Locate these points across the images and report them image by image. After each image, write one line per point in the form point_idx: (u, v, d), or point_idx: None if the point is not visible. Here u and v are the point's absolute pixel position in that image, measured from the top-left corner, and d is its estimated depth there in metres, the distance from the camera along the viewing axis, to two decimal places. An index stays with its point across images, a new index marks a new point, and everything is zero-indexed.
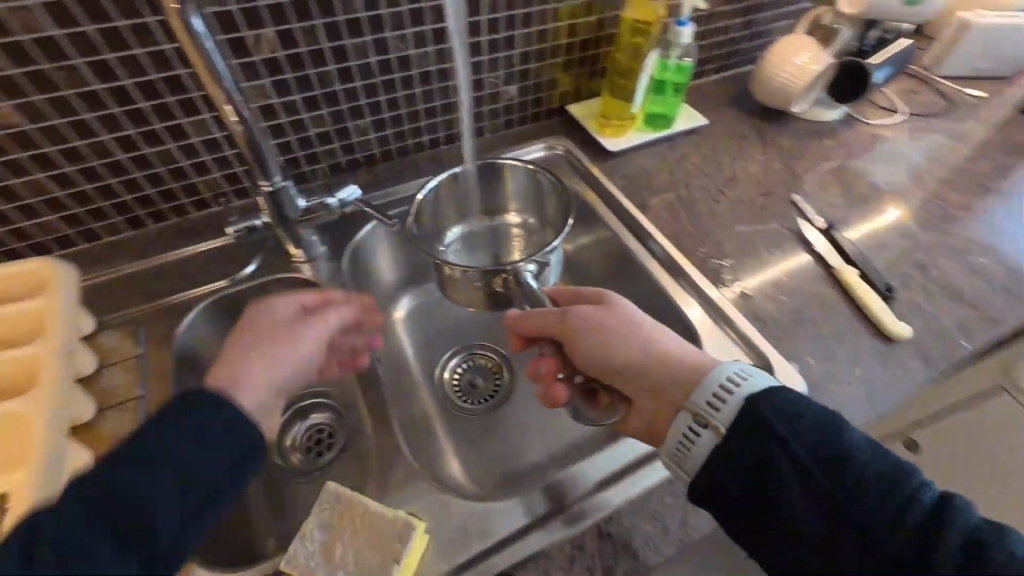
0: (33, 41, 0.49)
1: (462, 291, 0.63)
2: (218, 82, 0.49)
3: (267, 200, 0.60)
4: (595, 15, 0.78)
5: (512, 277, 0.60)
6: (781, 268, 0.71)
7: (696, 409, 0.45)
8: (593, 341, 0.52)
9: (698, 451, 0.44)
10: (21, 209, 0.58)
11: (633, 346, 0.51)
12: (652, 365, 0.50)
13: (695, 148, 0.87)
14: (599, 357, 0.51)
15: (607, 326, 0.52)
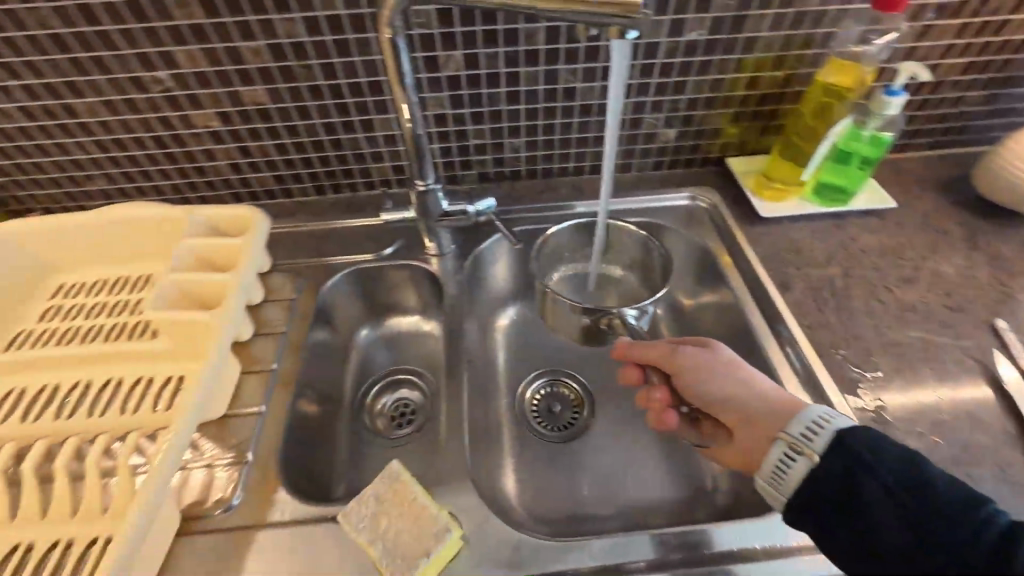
0: (289, 44, 0.63)
1: (563, 320, 0.62)
2: (405, 94, 0.56)
3: (417, 197, 0.68)
4: (784, 70, 0.71)
5: (616, 321, 0.58)
6: (950, 404, 0.57)
7: (788, 439, 0.45)
8: (697, 373, 0.52)
9: (794, 475, 0.43)
10: (250, 164, 0.75)
11: (734, 385, 0.50)
12: (752, 405, 0.49)
13: (871, 231, 0.75)
14: (703, 391, 0.52)
15: (709, 363, 0.52)
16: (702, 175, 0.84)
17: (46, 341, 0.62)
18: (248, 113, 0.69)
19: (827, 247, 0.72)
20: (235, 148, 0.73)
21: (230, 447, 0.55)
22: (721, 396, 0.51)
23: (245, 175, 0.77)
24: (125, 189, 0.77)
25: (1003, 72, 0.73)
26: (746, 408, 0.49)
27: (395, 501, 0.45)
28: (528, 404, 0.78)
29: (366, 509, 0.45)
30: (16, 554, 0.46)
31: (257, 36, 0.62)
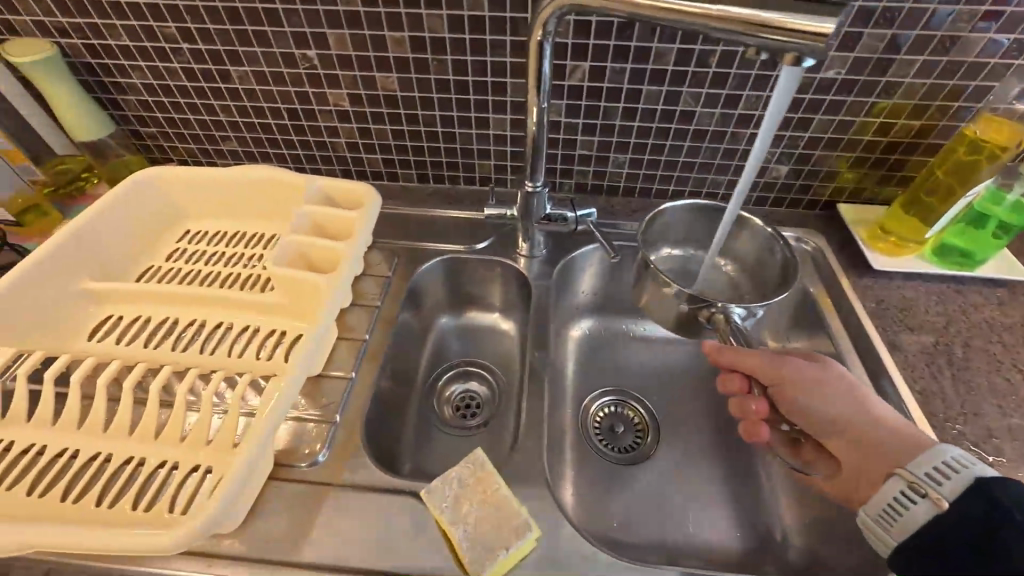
0: (430, 38, 0.66)
1: (661, 306, 0.61)
2: (539, 99, 0.57)
3: (522, 198, 0.69)
4: (922, 120, 0.68)
5: (718, 316, 0.57)
6: None
7: (912, 477, 0.44)
8: (808, 395, 0.52)
9: (912, 517, 0.42)
10: (366, 145, 0.80)
11: (849, 407, 0.51)
12: (870, 432, 0.49)
13: (998, 303, 0.69)
14: (813, 414, 0.52)
15: (822, 381, 0.53)
16: (806, 218, 0.81)
17: (172, 279, 0.68)
18: (377, 98, 0.73)
19: (945, 312, 0.67)
20: (357, 128, 0.78)
21: (320, 406, 0.57)
22: (833, 420, 0.51)
23: (360, 154, 0.82)
24: (252, 153, 0.84)
25: None
26: (860, 436, 0.49)
27: (479, 487, 0.46)
28: (591, 417, 0.78)
29: (450, 489, 0.46)
30: (129, 466, 0.50)
31: (403, 28, 0.66)
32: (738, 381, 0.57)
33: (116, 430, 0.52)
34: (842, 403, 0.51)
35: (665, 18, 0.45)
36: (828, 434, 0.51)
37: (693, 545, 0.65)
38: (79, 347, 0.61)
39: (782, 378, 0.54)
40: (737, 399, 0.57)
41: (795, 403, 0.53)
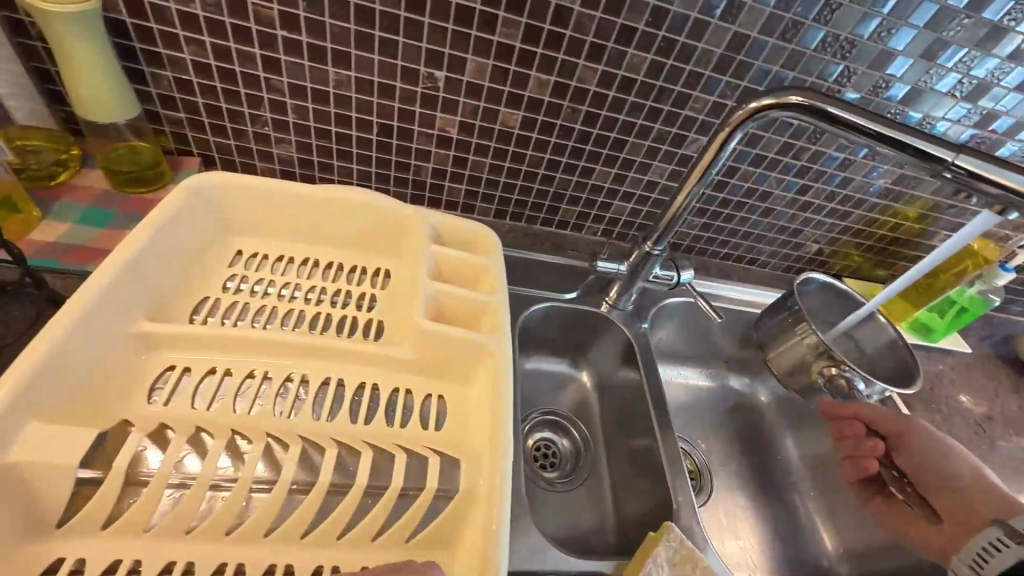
0: (575, 87, 0.65)
1: (790, 358, 0.73)
2: (705, 175, 0.60)
3: (638, 257, 0.71)
4: (921, 225, 0.87)
5: (841, 379, 0.69)
6: None
7: (1012, 529, 0.51)
8: (925, 447, 0.63)
9: (1003, 559, 0.49)
10: (455, 173, 0.75)
11: (959, 467, 0.61)
12: (972, 488, 0.59)
13: (950, 367, 0.91)
14: (925, 461, 0.63)
15: (939, 444, 0.63)
16: None
17: (251, 319, 0.56)
18: (491, 131, 0.69)
19: (924, 374, 0.87)
20: (452, 156, 0.72)
21: None
22: (945, 471, 0.62)
23: (442, 182, 0.76)
24: (310, 161, 0.71)
25: None
26: (967, 489, 0.60)
27: (687, 565, 0.47)
28: None
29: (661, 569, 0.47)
30: None
31: (552, 72, 0.63)
32: (859, 427, 0.66)
33: (250, 531, 0.41)
34: (956, 464, 0.61)
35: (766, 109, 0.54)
36: (937, 481, 0.62)
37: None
38: (138, 413, 0.46)
39: (902, 427, 0.65)
40: (853, 439, 0.66)
41: (912, 451, 0.64)
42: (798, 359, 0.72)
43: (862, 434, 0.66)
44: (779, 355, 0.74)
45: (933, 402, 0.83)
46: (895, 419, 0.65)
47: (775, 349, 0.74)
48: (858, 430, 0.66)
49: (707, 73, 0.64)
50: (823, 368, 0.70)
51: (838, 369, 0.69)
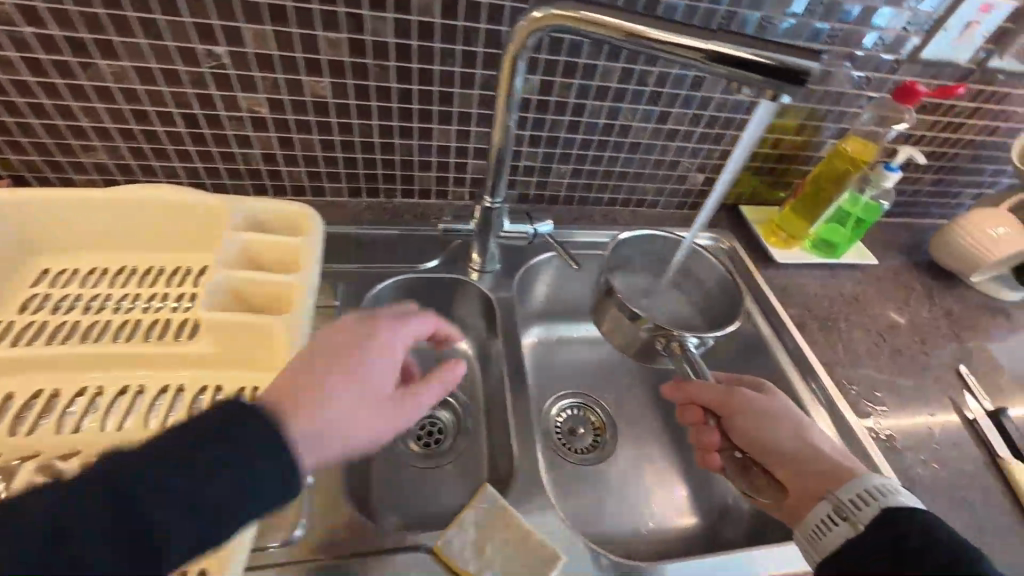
0: (372, 41, 0.60)
1: (621, 333, 0.66)
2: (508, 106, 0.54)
3: (481, 212, 0.67)
4: (802, 136, 0.81)
5: (675, 343, 0.63)
6: (933, 421, 0.67)
7: (838, 503, 0.52)
8: (752, 423, 0.61)
9: (833, 537, 0.51)
10: (287, 156, 0.71)
11: (786, 436, 0.59)
12: (799, 456, 0.58)
13: (858, 282, 0.87)
14: (757, 438, 0.60)
15: (768, 411, 0.61)
16: (717, 218, 0.93)
17: (51, 337, 0.53)
18: (304, 104, 0.65)
19: (824, 293, 0.83)
20: (276, 137, 0.68)
21: None
22: (775, 445, 0.59)
23: (278, 166, 0.72)
24: (129, 165, 0.68)
25: (952, 162, 0.90)
26: (798, 459, 0.58)
27: (497, 526, 0.45)
28: (553, 421, 0.82)
29: (466, 535, 0.44)
30: None
31: (340, 28, 0.58)
32: (696, 414, 0.64)
33: None
34: (786, 434, 0.59)
35: (526, 35, 0.49)
36: (768, 456, 0.60)
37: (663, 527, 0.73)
38: None
39: (730, 409, 0.61)
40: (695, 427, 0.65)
41: (740, 428, 0.61)
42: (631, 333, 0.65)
43: (699, 421, 0.64)
44: (612, 329, 0.67)
45: (834, 320, 0.79)
46: (720, 400, 0.62)
47: (609, 323, 0.67)
48: (697, 418, 0.64)
49: (508, 4, 0.59)
50: (657, 340, 0.64)
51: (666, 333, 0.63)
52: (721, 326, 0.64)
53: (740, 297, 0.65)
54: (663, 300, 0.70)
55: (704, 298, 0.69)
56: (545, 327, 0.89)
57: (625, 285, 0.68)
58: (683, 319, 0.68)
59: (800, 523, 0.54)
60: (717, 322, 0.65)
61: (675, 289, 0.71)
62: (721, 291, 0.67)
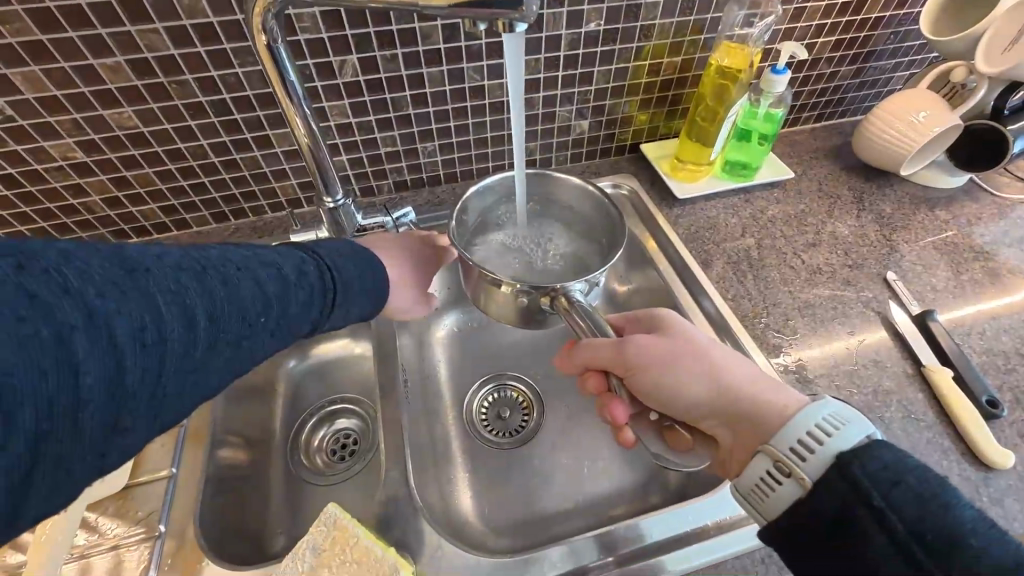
0: (154, 58, 0.55)
1: (500, 305, 0.55)
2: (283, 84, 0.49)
3: (327, 215, 0.63)
4: (682, 56, 0.74)
5: (560, 298, 0.50)
6: (849, 344, 0.62)
7: (778, 454, 0.39)
8: (656, 377, 0.47)
9: (777, 498, 0.38)
10: (129, 196, 0.67)
11: (695, 382, 0.46)
12: (719, 402, 0.46)
13: (775, 202, 0.80)
14: (663, 395, 0.47)
15: (669, 355, 0.47)
16: (619, 163, 0.86)
17: None
18: (118, 139, 0.61)
19: (736, 222, 0.77)
20: (108, 180, 0.64)
21: (138, 520, 0.49)
22: (687, 399, 0.47)
23: (125, 209, 0.68)
24: None
25: (867, 47, 0.80)
26: (718, 408, 0.46)
27: (335, 548, 0.42)
28: (479, 411, 0.78)
29: (304, 563, 0.42)
30: None
31: (112, 51, 0.54)
32: (595, 379, 0.52)
33: None
34: (695, 379, 0.46)
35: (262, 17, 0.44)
36: (685, 412, 0.47)
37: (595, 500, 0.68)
38: None
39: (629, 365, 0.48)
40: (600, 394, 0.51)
41: (644, 388, 0.48)
42: (515, 304, 0.53)
43: (601, 388, 0.51)
44: (487, 301, 0.56)
45: (748, 250, 0.73)
46: (619, 363, 0.48)
47: (479, 294, 0.56)
48: (598, 385, 0.51)
49: None
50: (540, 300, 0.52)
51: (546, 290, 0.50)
52: (607, 247, 0.59)
53: (609, 204, 0.59)
54: (545, 238, 0.65)
55: (582, 214, 0.63)
56: (459, 314, 0.84)
57: (491, 248, 0.63)
58: (573, 250, 0.64)
59: (737, 479, 0.41)
60: (604, 242, 0.61)
61: (550, 218, 0.66)
62: (592, 202, 0.61)
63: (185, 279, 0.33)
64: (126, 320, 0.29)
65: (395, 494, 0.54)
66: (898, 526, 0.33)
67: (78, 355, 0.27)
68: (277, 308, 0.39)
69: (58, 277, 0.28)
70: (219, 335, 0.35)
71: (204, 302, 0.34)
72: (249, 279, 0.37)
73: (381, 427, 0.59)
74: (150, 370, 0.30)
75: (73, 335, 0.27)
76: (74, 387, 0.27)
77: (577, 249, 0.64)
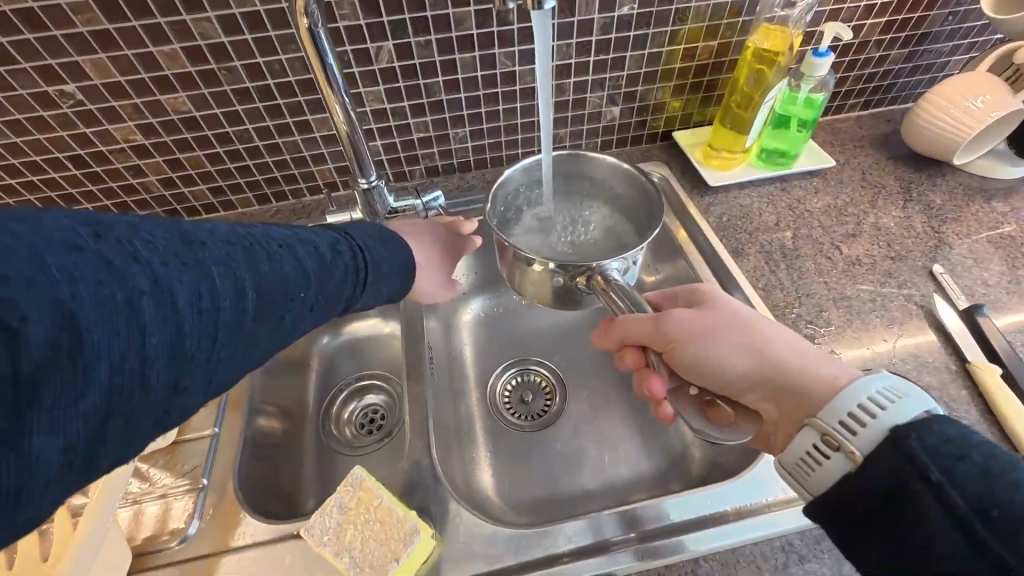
0: (207, 46, 0.59)
1: (532, 286, 0.55)
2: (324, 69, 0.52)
3: (361, 196, 0.65)
4: (719, 40, 0.73)
5: (595, 277, 0.50)
6: (888, 339, 0.60)
7: (826, 428, 0.38)
8: (694, 352, 0.46)
9: (825, 473, 0.37)
10: (182, 177, 0.72)
11: (737, 355, 0.46)
12: (762, 375, 0.45)
13: (814, 192, 0.77)
14: (703, 369, 0.46)
15: (708, 328, 0.47)
16: (650, 151, 0.85)
17: None
18: (174, 123, 0.65)
19: (770, 211, 0.75)
20: (164, 161, 0.69)
21: (185, 474, 0.53)
22: (726, 372, 0.46)
23: (179, 189, 0.73)
24: None
25: (921, 28, 0.76)
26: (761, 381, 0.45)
27: (360, 508, 0.44)
28: (502, 393, 0.79)
29: (331, 519, 0.44)
30: None
31: (170, 39, 0.58)
32: (633, 355, 0.51)
33: None
34: (736, 351, 0.46)
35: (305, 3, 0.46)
36: (726, 387, 0.46)
37: (614, 487, 0.68)
38: None
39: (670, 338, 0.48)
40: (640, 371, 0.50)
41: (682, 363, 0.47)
42: (552, 285, 0.54)
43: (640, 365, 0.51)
44: (518, 281, 0.57)
45: (783, 240, 0.71)
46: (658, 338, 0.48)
47: (514, 273, 0.56)
48: (637, 361, 0.51)
49: None
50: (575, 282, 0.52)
51: (581, 269, 0.51)
52: (644, 225, 0.59)
53: (646, 180, 0.59)
54: (577, 216, 0.65)
55: (615, 191, 0.63)
56: (486, 299, 0.85)
57: (527, 231, 0.64)
58: (609, 228, 0.64)
59: (781, 455, 0.41)
60: (639, 219, 0.61)
61: (581, 195, 0.65)
62: (628, 178, 0.61)
63: (235, 252, 0.34)
64: (186, 288, 0.30)
65: (419, 466, 0.56)
66: (959, 501, 0.32)
67: (146, 318, 0.28)
68: (319, 283, 0.40)
69: (129, 246, 0.29)
70: (268, 308, 0.35)
71: (254, 274, 0.35)
72: (291, 256, 0.38)
73: (408, 401, 0.62)
74: (206, 338, 0.31)
75: (138, 298, 0.28)
76: (140, 349, 0.28)
77: (610, 226, 0.64)
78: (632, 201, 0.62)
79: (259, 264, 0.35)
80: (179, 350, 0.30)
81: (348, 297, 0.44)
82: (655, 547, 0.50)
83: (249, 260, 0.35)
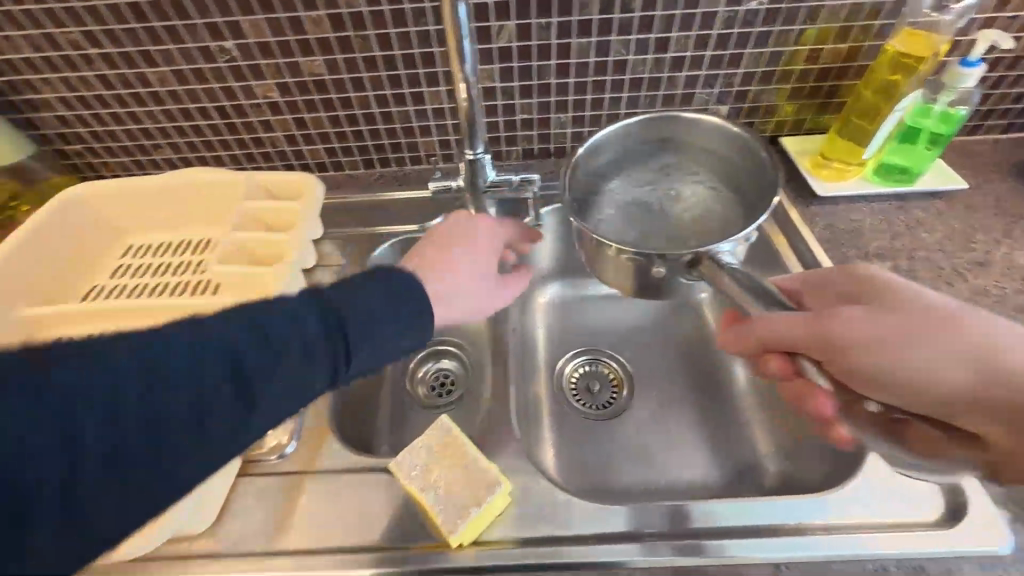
0: (348, 14, 0.64)
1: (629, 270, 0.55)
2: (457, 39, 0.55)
3: (466, 167, 0.68)
4: (849, 43, 0.69)
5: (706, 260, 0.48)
6: None
7: None
8: (866, 357, 0.43)
9: None
10: (303, 135, 0.78)
11: (924, 359, 0.42)
12: (954, 381, 0.41)
13: (936, 214, 0.71)
14: (881, 378, 0.43)
15: (883, 330, 0.43)
16: None
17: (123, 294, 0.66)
18: (306, 84, 0.71)
19: (883, 229, 0.70)
20: (291, 119, 0.75)
21: None
22: (907, 377, 0.42)
23: (298, 147, 0.79)
24: (188, 157, 0.81)
25: None
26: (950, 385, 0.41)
27: (446, 454, 0.46)
28: (569, 379, 0.79)
29: (418, 461, 0.46)
30: None
31: (318, 5, 0.63)
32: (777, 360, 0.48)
33: None
34: (918, 354, 0.42)
35: None
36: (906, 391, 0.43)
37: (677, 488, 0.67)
38: None
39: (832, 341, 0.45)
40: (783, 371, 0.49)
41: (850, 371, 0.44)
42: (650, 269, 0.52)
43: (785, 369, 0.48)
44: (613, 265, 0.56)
45: (895, 261, 0.66)
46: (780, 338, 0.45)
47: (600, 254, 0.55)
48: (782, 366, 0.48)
49: None
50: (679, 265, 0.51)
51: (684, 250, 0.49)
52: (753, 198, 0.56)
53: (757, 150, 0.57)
54: (675, 191, 0.63)
55: (719, 168, 0.61)
56: (563, 285, 0.86)
57: (615, 201, 0.62)
58: (706, 197, 0.61)
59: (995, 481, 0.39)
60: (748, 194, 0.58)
61: (677, 166, 0.63)
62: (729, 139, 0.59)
63: (197, 358, 0.35)
64: (111, 432, 0.32)
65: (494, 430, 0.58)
66: None
67: (71, 439, 0.31)
68: (316, 361, 0.40)
69: (53, 392, 0.31)
70: (234, 383, 0.36)
71: (223, 357, 0.36)
72: (284, 323, 0.39)
73: None
74: (158, 411, 0.33)
75: (78, 416, 0.31)
76: (74, 449, 0.31)
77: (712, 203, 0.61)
78: (732, 163, 0.60)
79: (232, 350, 0.36)
80: (106, 472, 0.32)
81: (395, 346, 0.44)
82: (710, 544, 0.49)
83: (226, 342, 0.36)
